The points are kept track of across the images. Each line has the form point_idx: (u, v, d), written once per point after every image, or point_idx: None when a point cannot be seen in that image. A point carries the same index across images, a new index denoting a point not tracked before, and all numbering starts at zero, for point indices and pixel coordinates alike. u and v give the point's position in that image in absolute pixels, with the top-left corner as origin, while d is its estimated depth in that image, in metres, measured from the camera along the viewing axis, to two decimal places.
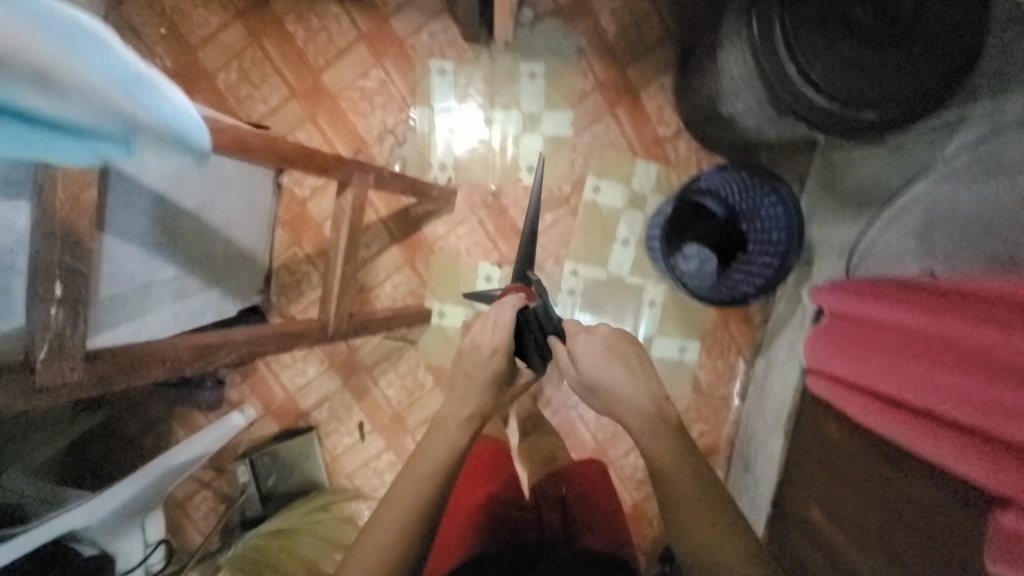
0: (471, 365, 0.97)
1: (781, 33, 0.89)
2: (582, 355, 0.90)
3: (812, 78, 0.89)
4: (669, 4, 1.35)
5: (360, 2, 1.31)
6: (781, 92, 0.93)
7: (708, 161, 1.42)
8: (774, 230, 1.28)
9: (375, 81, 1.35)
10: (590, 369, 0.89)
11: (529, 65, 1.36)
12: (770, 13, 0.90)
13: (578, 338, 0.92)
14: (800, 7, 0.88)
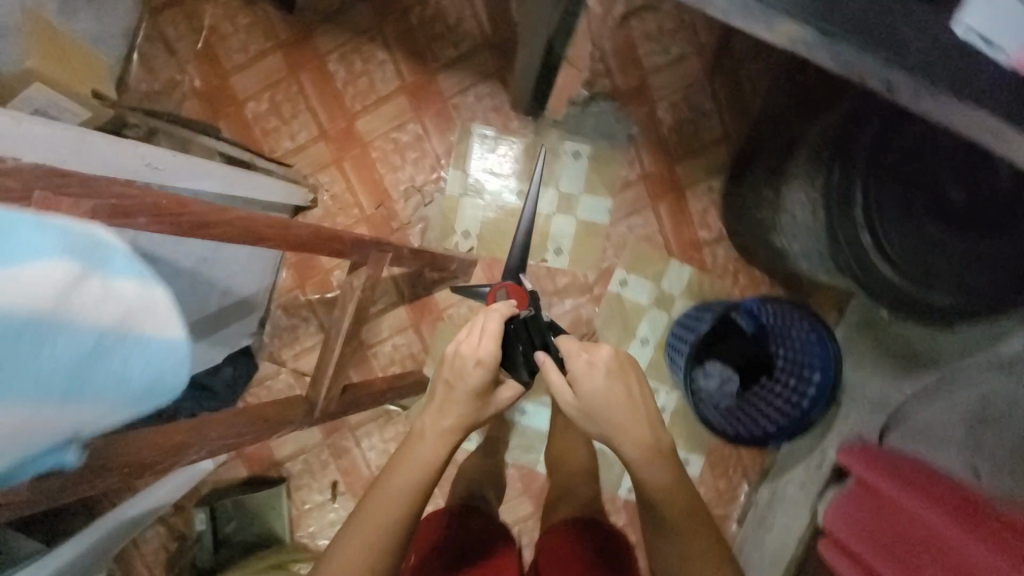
0: (455, 385, 0.82)
1: (858, 199, 0.82)
2: (585, 378, 0.79)
3: (886, 252, 0.81)
4: (731, 106, 1.28)
5: (409, 52, 1.24)
6: (847, 255, 0.85)
7: (745, 273, 1.34)
8: (810, 370, 1.19)
9: (410, 136, 1.27)
10: (592, 392, 0.79)
11: (575, 144, 1.29)
12: (852, 172, 0.83)
13: (579, 359, 0.79)
14: (886, 175, 0.81)
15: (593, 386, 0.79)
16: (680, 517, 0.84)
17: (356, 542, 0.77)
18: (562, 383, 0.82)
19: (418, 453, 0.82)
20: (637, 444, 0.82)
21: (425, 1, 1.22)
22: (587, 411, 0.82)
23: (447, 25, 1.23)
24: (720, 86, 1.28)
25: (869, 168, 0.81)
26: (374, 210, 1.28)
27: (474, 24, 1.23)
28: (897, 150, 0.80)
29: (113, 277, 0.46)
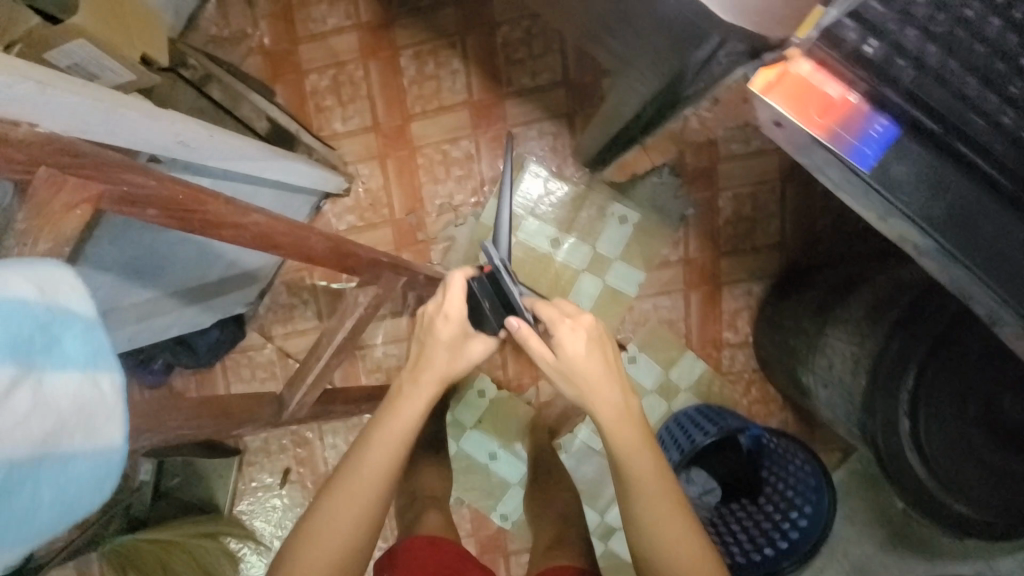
0: (428, 344, 0.74)
1: (913, 377, 0.72)
2: (565, 343, 0.70)
3: (919, 445, 0.73)
4: (795, 216, 1.21)
5: (484, 69, 1.19)
6: (877, 436, 0.77)
7: (758, 386, 1.27)
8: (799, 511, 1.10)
9: (461, 152, 1.22)
10: (571, 354, 0.70)
11: (624, 208, 1.23)
12: (912, 352, 0.73)
13: (562, 325, 0.70)
14: (950, 368, 0.71)
15: (574, 350, 0.69)
16: (670, 507, 0.67)
17: (343, 501, 0.66)
18: (542, 350, 0.71)
19: (403, 410, 0.70)
20: (615, 413, 0.69)
21: (515, 22, 1.17)
22: (565, 378, 0.71)
23: (531, 52, 1.18)
24: (790, 191, 1.20)
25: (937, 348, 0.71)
26: (404, 214, 1.24)
27: (557, 59, 1.18)
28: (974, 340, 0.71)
29: (53, 376, 0.31)
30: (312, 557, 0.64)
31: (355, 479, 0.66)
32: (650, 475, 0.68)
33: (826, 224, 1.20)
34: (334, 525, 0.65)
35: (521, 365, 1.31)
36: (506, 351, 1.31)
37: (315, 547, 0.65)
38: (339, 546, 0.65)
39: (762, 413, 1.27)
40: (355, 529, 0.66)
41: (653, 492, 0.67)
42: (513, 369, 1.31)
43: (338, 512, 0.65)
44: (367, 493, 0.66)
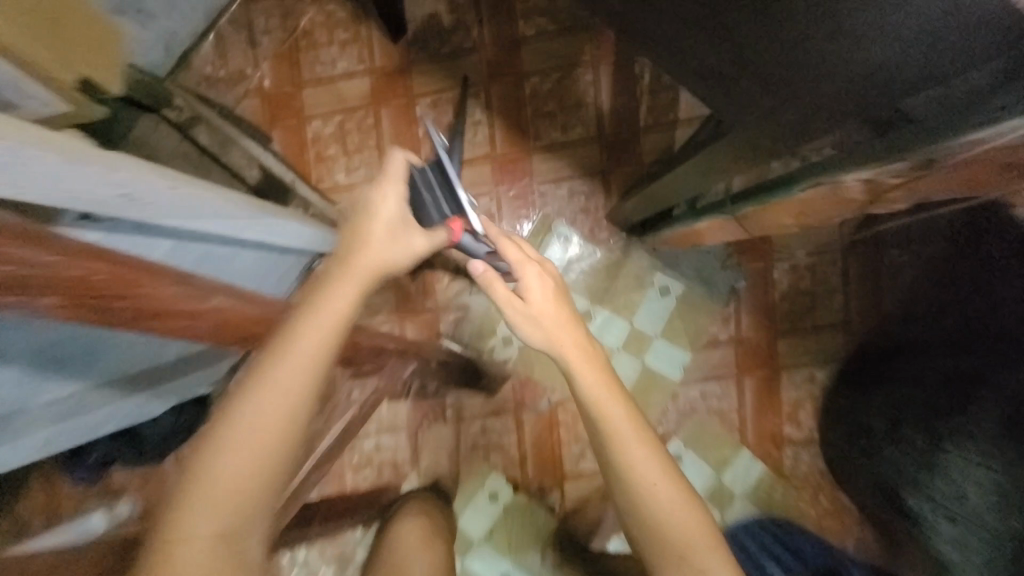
0: (365, 223, 0.61)
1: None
2: (531, 288, 0.63)
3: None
4: (861, 293, 1.06)
5: (509, 121, 1.07)
6: None
7: (827, 494, 1.06)
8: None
9: (480, 210, 1.08)
10: (535, 298, 0.62)
11: (665, 278, 1.07)
12: None
13: (527, 266, 0.63)
14: None
15: (535, 291, 0.62)
16: (648, 446, 0.56)
17: (252, 405, 0.47)
18: (508, 299, 0.62)
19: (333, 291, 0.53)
20: (582, 352, 0.60)
21: (545, 73, 1.06)
22: (529, 326, 0.62)
23: (562, 105, 1.06)
24: (854, 264, 1.05)
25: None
26: (410, 278, 1.07)
27: (591, 113, 1.06)
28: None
29: None
30: (214, 483, 0.46)
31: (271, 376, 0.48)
32: (614, 404, 0.57)
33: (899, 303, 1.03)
34: (238, 435, 0.47)
35: (542, 462, 1.09)
36: (525, 444, 1.09)
37: (217, 470, 0.46)
38: (253, 463, 0.47)
39: (834, 527, 1.06)
40: (276, 440, 0.48)
41: (617, 426, 0.56)
42: (534, 466, 1.09)
43: (247, 418, 0.47)
44: (292, 391, 0.48)
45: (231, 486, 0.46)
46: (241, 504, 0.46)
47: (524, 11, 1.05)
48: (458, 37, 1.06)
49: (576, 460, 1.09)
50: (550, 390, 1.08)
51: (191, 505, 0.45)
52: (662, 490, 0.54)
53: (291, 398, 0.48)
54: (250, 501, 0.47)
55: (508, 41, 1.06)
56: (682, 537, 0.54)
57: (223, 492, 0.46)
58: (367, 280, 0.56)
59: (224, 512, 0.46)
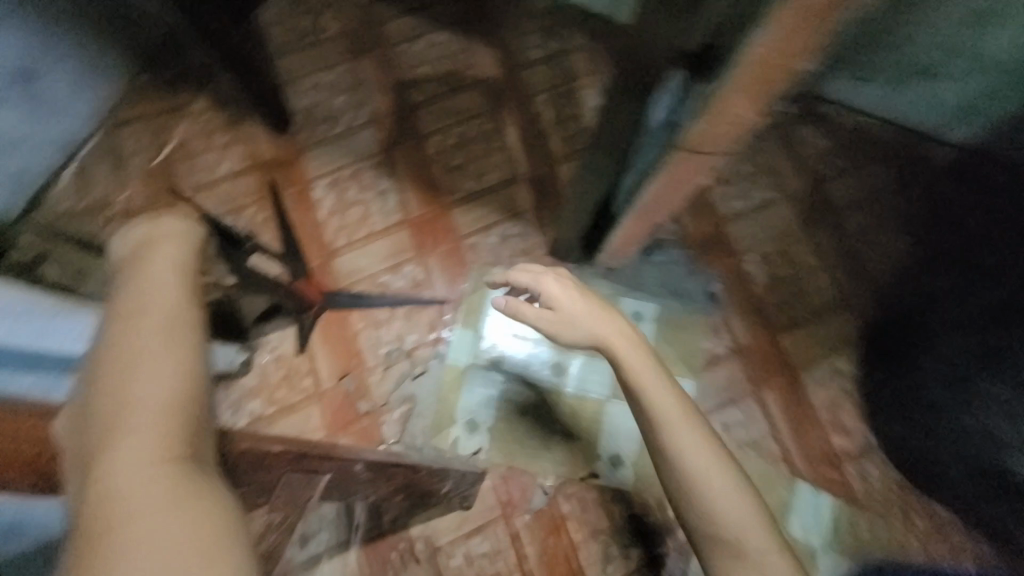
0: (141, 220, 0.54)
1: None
2: (555, 297, 0.63)
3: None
4: (843, 265, 0.95)
5: (419, 182, 0.98)
6: None
7: (919, 512, 0.83)
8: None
9: (407, 281, 0.93)
10: (564, 306, 0.62)
11: (634, 301, 0.92)
12: None
13: (547, 279, 0.63)
14: None
15: (558, 299, 0.63)
16: (691, 422, 0.56)
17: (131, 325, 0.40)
18: (537, 319, 0.63)
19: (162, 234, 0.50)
20: (628, 340, 0.60)
21: (446, 129, 1.01)
22: (569, 334, 0.62)
23: (471, 154, 1.00)
24: (824, 237, 0.97)
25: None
26: (337, 380, 0.87)
27: (503, 156, 1.00)
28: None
29: None
30: (128, 404, 0.36)
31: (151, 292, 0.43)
32: (660, 388, 0.57)
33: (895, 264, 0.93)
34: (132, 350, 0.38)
35: None
36: (530, 561, 0.81)
37: (124, 394, 0.36)
38: (168, 367, 0.38)
39: (947, 552, 0.82)
40: (184, 332, 0.41)
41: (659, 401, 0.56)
42: None
43: (134, 335, 0.39)
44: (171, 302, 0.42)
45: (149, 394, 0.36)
46: (172, 410, 0.36)
47: (412, 80, 1.03)
48: (348, 116, 1.01)
49: (602, 562, 0.82)
50: (542, 476, 0.84)
51: (113, 442, 0.34)
52: (711, 480, 0.53)
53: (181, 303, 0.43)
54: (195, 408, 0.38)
55: (401, 110, 1.02)
56: (733, 528, 0.52)
57: (136, 406, 0.36)
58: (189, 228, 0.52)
59: (157, 423, 0.35)
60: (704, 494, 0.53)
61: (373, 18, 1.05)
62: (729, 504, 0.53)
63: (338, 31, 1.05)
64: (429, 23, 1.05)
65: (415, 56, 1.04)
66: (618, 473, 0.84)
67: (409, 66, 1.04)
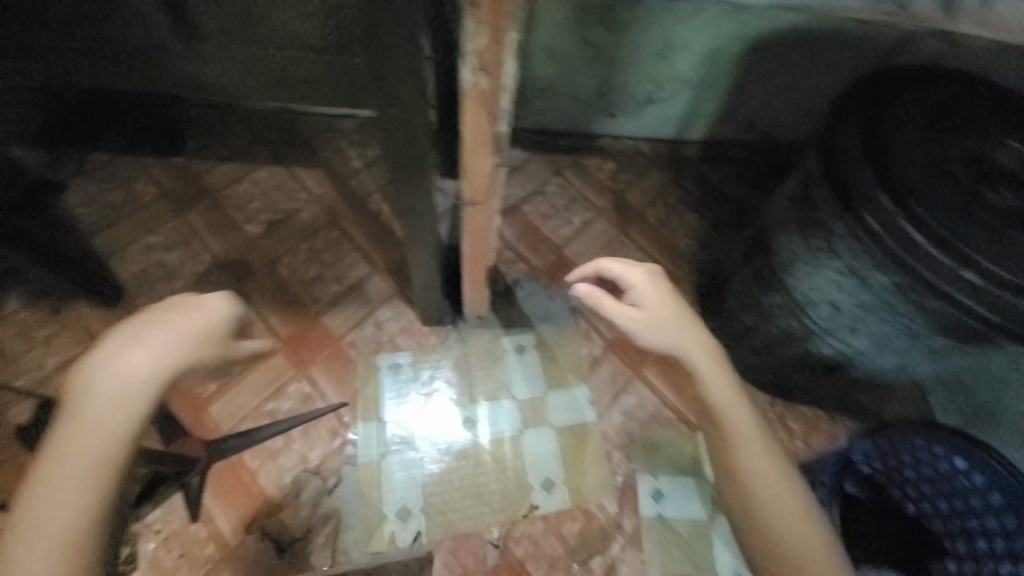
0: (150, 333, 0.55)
1: (915, 219, 0.58)
2: (642, 296, 0.69)
3: (1011, 272, 0.55)
4: (660, 250, 1.18)
5: (280, 303, 1.01)
6: (942, 318, 0.60)
7: (794, 416, 0.99)
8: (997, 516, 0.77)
9: (294, 399, 0.92)
10: (647, 303, 0.68)
11: (515, 337, 1.02)
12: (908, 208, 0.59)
13: (637, 276, 0.69)
14: (934, 196, 0.59)
15: (648, 294, 0.68)
16: (766, 448, 0.60)
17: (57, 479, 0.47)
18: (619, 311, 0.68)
19: (119, 367, 0.51)
20: (709, 357, 0.64)
21: (293, 248, 1.06)
22: (654, 332, 0.66)
23: (325, 261, 1.06)
24: (639, 234, 1.19)
25: (891, 177, 0.60)
26: (243, 534, 0.82)
27: (356, 253, 1.07)
28: (903, 148, 0.62)
29: None
30: (36, 512, 0.47)
31: (75, 444, 0.48)
32: (743, 412, 0.61)
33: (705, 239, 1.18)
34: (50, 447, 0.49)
35: None
36: None
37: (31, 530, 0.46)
38: (72, 481, 0.48)
39: (825, 443, 0.98)
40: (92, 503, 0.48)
41: (724, 402, 0.61)
42: None
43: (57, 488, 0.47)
44: (100, 464, 0.49)
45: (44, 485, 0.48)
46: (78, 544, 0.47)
47: (247, 216, 1.09)
48: (187, 268, 1.03)
49: None
50: (487, 532, 0.86)
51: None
52: (778, 506, 0.58)
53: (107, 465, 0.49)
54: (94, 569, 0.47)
55: (243, 246, 1.06)
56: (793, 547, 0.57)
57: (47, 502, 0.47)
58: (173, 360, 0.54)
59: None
60: (770, 507, 0.58)
61: (191, 174, 1.11)
62: (793, 529, 0.57)
63: (156, 194, 1.09)
64: (251, 162, 1.13)
65: (244, 196, 1.11)
66: (555, 497, 0.89)
67: (241, 205, 1.10)
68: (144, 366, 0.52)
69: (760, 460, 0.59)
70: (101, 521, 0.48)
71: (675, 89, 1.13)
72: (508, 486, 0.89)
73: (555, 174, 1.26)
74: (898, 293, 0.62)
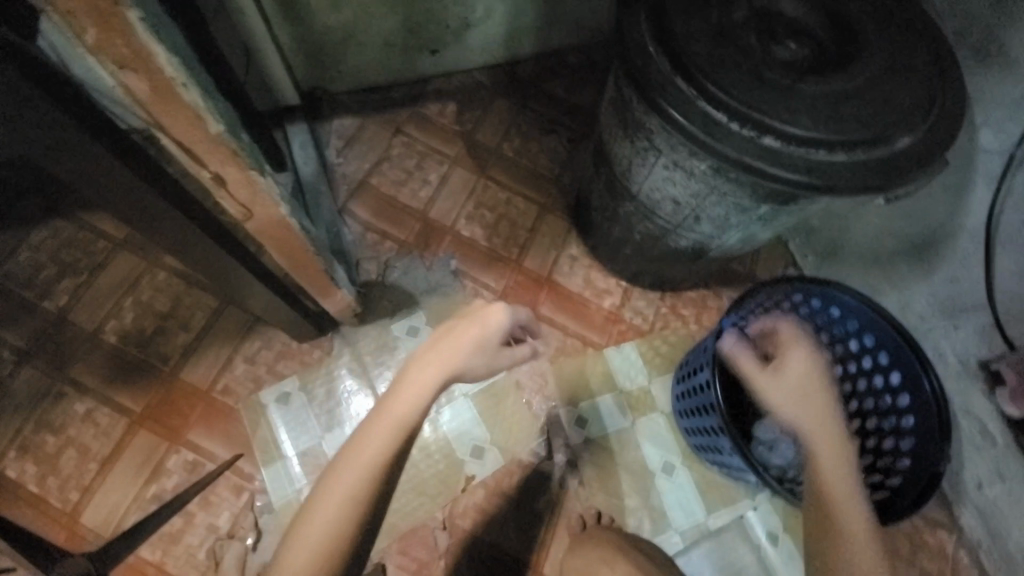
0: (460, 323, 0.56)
1: (712, 98, 0.57)
2: (789, 367, 0.65)
3: (803, 126, 0.56)
4: (525, 181, 1.13)
5: (121, 376, 0.87)
6: (759, 188, 0.62)
7: (684, 303, 1.04)
8: (857, 339, 0.85)
9: (181, 472, 0.83)
10: (797, 373, 0.65)
11: (402, 323, 0.97)
12: (702, 87, 0.58)
13: (794, 351, 0.66)
14: (723, 67, 0.58)
15: (797, 373, 0.65)
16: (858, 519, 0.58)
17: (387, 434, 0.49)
18: (757, 376, 0.67)
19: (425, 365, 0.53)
20: (831, 446, 0.61)
21: (116, 310, 0.90)
22: (782, 402, 0.64)
23: (161, 312, 0.91)
24: (501, 173, 1.14)
25: (682, 59, 0.58)
26: None
27: (194, 291, 0.92)
28: (690, 22, 0.60)
29: None
30: (354, 455, 0.49)
31: (391, 409, 0.50)
32: (848, 487, 0.59)
33: (563, 158, 1.16)
34: (383, 433, 0.49)
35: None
36: None
37: (343, 468, 0.49)
38: (389, 442, 0.49)
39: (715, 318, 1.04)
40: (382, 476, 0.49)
41: (827, 474, 0.60)
42: None
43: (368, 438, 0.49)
44: (400, 430, 0.50)
45: (372, 466, 0.48)
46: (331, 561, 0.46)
47: (41, 292, 0.90)
48: None
49: (523, 538, 0.88)
50: (432, 519, 0.87)
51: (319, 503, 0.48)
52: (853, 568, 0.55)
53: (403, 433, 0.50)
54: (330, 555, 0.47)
55: (49, 328, 0.88)
56: None
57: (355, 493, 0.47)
58: (479, 344, 0.55)
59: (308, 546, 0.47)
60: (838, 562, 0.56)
61: None
62: None
63: None
64: (20, 227, 0.92)
65: (25, 268, 0.91)
66: (485, 460, 0.90)
67: (28, 280, 0.90)
68: (454, 371, 0.54)
69: (846, 524, 0.57)
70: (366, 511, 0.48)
71: (487, 6, 1.04)
72: (437, 468, 0.89)
73: (397, 134, 1.14)
74: (718, 175, 0.62)
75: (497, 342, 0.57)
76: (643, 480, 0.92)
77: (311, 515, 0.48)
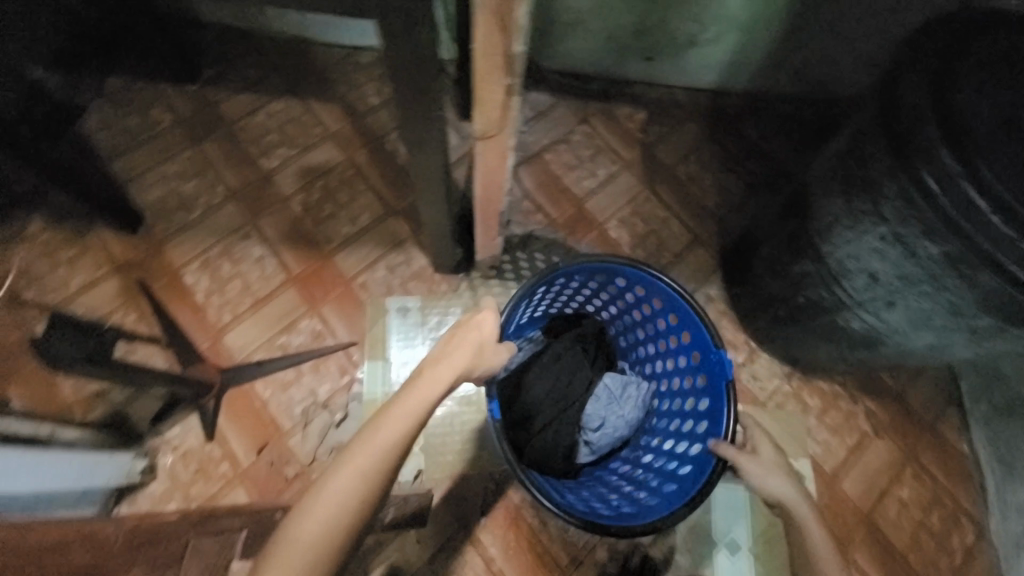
0: (459, 332, 0.64)
1: (981, 181, 0.52)
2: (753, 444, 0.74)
3: None
4: (687, 206, 1.11)
5: (293, 240, 1.01)
6: (993, 292, 0.56)
7: (810, 390, 0.95)
8: (641, 296, 0.79)
9: (305, 335, 0.94)
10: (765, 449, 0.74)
11: None
12: (973, 165, 0.52)
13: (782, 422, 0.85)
14: (1003, 154, 0.53)
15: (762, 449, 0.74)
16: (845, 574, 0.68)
17: (398, 414, 0.54)
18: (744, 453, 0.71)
19: (436, 368, 0.59)
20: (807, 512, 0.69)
21: (307, 187, 1.04)
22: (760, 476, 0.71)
23: (338, 203, 1.03)
24: (666, 191, 1.12)
25: (960, 131, 0.53)
26: (255, 456, 0.87)
27: (370, 196, 1.04)
28: (978, 99, 0.55)
29: None
30: (369, 439, 0.52)
31: (401, 401, 0.55)
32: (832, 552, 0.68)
33: (732, 199, 1.12)
34: (400, 418, 0.54)
35: (521, 561, 0.86)
36: (496, 558, 0.86)
37: (355, 451, 0.52)
38: (401, 425, 0.54)
39: (839, 420, 0.94)
40: (393, 457, 0.52)
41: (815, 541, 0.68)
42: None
43: (386, 424, 0.53)
44: (412, 413, 0.55)
45: (388, 445, 0.52)
46: (330, 535, 0.48)
47: (261, 150, 1.07)
48: (203, 199, 1.03)
49: (561, 535, 0.87)
50: (486, 476, 0.89)
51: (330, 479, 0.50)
52: None
53: (409, 418, 0.55)
54: (337, 530, 0.48)
55: (257, 180, 1.05)
56: None
57: (367, 473, 0.50)
58: (476, 352, 0.63)
59: (321, 523, 0.48)
60: None
61: (207, 103, 1.10)
62: None
63: (173, 122, 1.09)
64: (268, 94, 1.10)
65: (260, 128, 1.08)
66: None
67: (256, 138, 1.08)
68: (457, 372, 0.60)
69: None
70: (372, 493, 0.51)
71: (722, 30, 1.03)
72: None
73: (583, 121, 1.18)
74: (948, 265, 0.57)
75: (487, 345, 0.65)
76: (701, 547, 0.87)
77: (318, 494, 0.49)
